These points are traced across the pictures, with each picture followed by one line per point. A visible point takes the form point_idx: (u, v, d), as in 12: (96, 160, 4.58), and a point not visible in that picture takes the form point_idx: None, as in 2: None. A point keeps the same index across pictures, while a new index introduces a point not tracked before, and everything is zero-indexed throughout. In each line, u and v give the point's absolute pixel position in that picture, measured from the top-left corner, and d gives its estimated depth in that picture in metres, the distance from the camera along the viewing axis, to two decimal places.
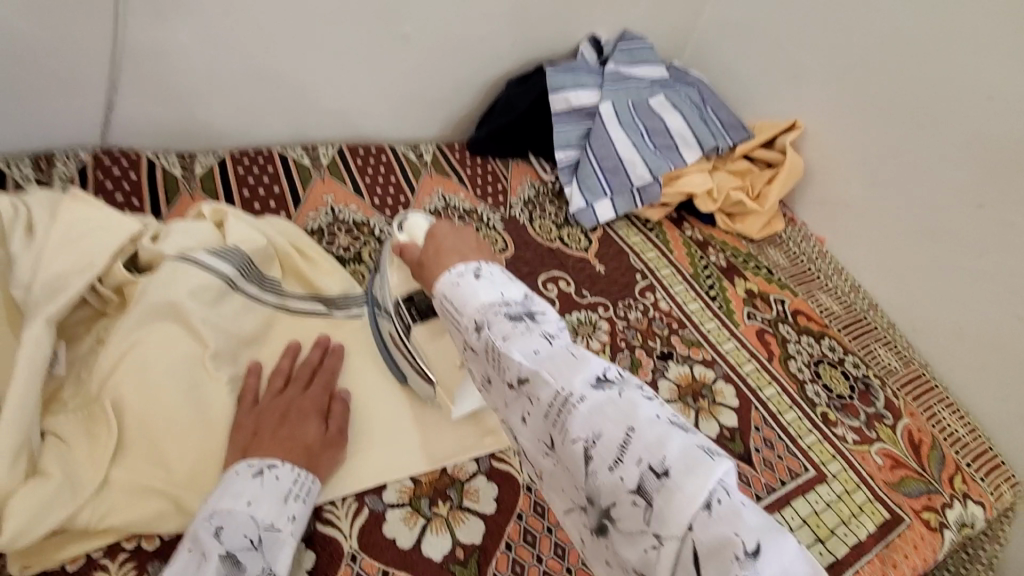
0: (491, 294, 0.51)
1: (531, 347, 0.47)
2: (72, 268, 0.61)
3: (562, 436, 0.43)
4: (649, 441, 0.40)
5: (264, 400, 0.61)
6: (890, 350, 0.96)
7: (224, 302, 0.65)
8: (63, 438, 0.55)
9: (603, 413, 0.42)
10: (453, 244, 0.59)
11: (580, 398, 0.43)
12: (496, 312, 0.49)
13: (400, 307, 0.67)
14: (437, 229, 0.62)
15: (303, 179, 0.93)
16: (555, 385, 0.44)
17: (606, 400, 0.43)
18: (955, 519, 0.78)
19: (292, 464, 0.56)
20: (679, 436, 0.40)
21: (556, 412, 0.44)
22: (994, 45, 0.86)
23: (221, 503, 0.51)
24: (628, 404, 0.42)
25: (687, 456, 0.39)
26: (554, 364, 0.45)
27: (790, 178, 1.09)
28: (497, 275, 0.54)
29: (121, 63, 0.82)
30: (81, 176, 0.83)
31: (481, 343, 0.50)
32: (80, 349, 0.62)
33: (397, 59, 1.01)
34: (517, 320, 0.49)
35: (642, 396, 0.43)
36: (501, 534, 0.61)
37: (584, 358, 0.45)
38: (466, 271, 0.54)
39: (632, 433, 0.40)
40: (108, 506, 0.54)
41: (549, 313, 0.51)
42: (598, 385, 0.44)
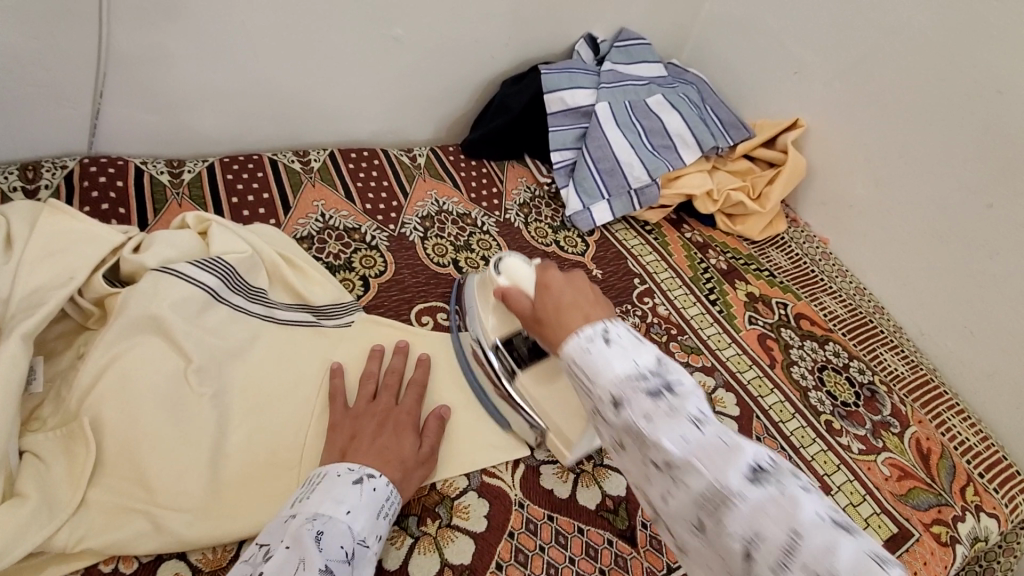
0: (625, 363, 0.45)
1: (680, 433, 0.41)
2: (53, 281, 0.60)
3: (714, 527, 0.39)
4: (819, 549, 0.36)
5: (357, 408, 0.63)
6: (897, 355, 0.93)
7: (208, 314, 0.64)
8: (43, 457, 0.54)
9: (767, 513, 0.38)
10: (571, 297, 0.55)
11: (740, 497, 0.38)
12: (632, 388, 0.44)
13: (498, 349, 0.67)
14: (548, 278, 0.58)
15: (293, 184, 0.92)
16: (709, 478, 0.40)
17: (767, 497, 0.38)
18: (967, 533, 0.75)
19: (388, 478, 0.56)
20: (849, 543, 0.36)
21: (711, 507, 0.39)
22: (1006, 37, 0.83)
23: (324, 506, 0.50)
24: (792, 505, 0.38)
25: (860, 568, 0.35)
26: (707, 453, 0.40)
27: (792, 178, 1.06)
28: (627, 338, 0.47)
29: (107, 71, 0.81)
30: (68, 185, 0.81)
31: (616, 417, 0.44)
32: (60, 364, 0.61)
33: (389, 61, 0.99)
34: (659, 398, 0.43)
35: (801, 488, 0.39)
36: (492, 554, 0.59)
37: (737, 445, 0.40)
38: (592, 333, 0.48)
39: (799, 538, 0.36)
40: (86, 527, 0.52)
41: (685, 380, 0.45)
42: (755, 479, 0.39)
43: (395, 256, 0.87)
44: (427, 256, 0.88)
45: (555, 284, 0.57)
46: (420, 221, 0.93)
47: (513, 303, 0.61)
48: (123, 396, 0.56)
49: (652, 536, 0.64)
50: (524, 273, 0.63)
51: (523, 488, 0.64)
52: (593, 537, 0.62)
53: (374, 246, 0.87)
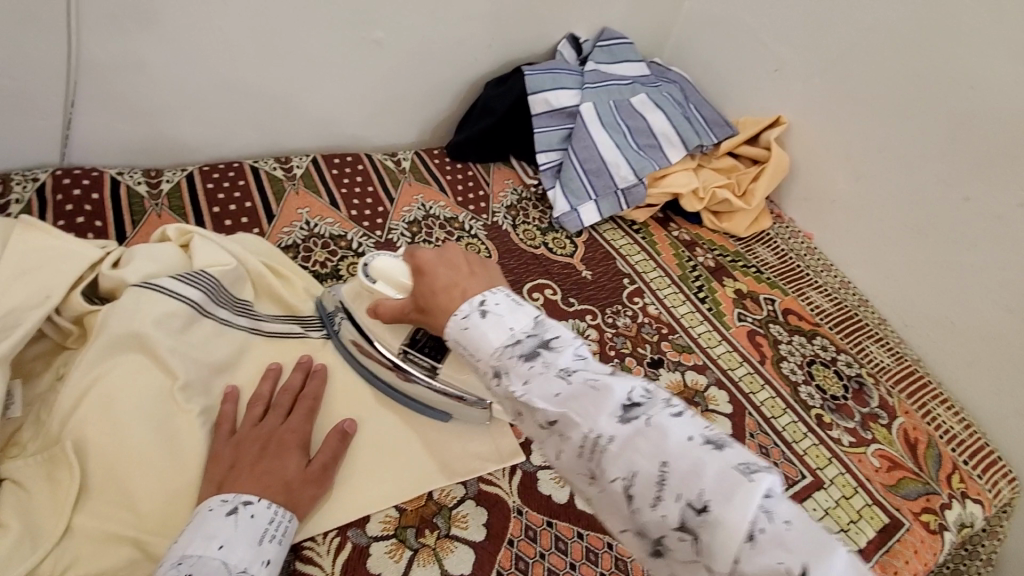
0: (501, 333, 0.50)
1: (552, 389, 0.46)
2: (27, 301, 0.57)
3: (599, 472, 0.43)
4: (684, 473, 0.39)
5: (242, 429, 0.58)
6: (882, 347, 0.94)
7: (194, 329, 0.62)
8: (24, 483, 0.52)
9: (637, 447, 0.41)
10: (445, 278, 0.58)
11: (610, 438, 0.42)
12: (510, 357, 0.49)
13: (407, 353, 0.65)
14: (421, 262, 0.61)
15: (277, 192, 0.90)
16: (583, 427, 0.44)
17: (634, 432, 0.42)
18: (955, 519, 0.76)
19: (269, 500, 0.52)
20: (712, 458, 0.39)
21: (588, 451, 0.44)
22: (982, 34, 0.84)
23: (192, 547, 0.47)
24: (657, 433, 0.41)
25: (724, 481, 0.38)
26: (578, 402, 0.45)
27: (776, 174, 1.07)
28: (503, 308, 0.52)
29: (79, 80, 0.78)
30: (40, 200, 0.78)
31: (503, 388, 0.49)
32: (39, 386, 0.59)
33: (370, 65, 0.97)
34: (533, 358, 0.48)
35: (670, 414, 0.43)
36: (492, 562, 0.58)
37: (606, 387, 0.44)
38: (469, 309, 0.53)
39: (666, 467, 0.40)
40: (73, 555, 0.50)
41: (564, 336, 0.50)
42: (624, 419, 0.43)
43: None
44: None
45: (429, 269, 0.59)
46: (407, 227, 0.92)
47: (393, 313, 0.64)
48: (106, 417, 0.55)
49: None
50: (397, 272, 0.64)
51: (521, 495, 0.64)
52: (592, 542, 0.62)
53: (362, 253, 0.86)
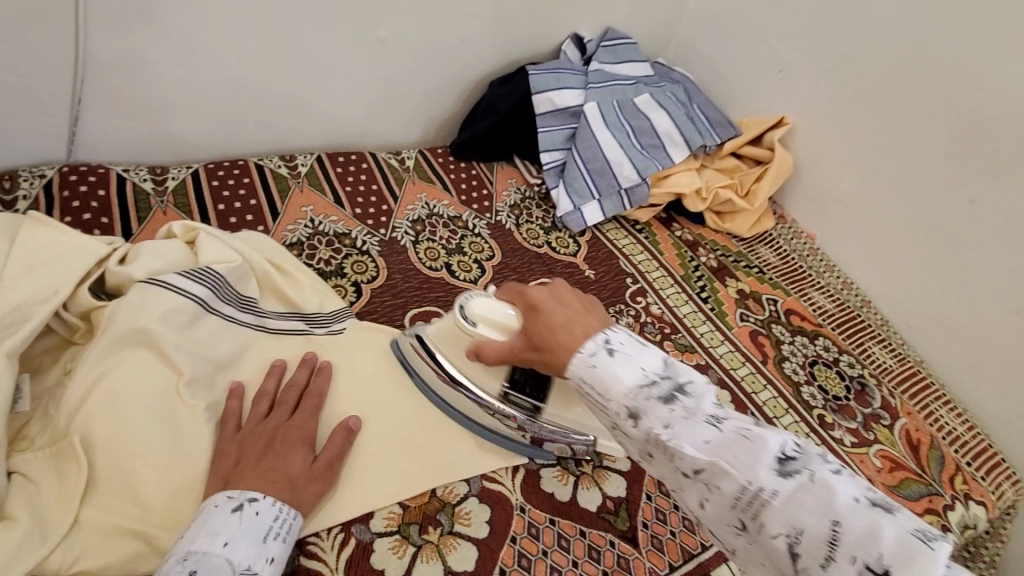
0: (633, 373, 0.48)
1: (700, 436, 0.44)
2: (35, 296, 0.57)
3: (755, 525, 0.41)
4: (860, 536, 0.37)
5: (247, 426, 0.59)
6: (884, 348, 0.94)
7: (199, 325, 0.62)
8: (32, 477, 0.52)
9: (802, 503, 0.39)
10: (561, 314, 0.55)
11: (773, 492, 0.40)
12: (646, 398, 0.46)
13: (508, 394, 0.67)
14: (533, 300, 0.58)
15: (281, 190, 0.90)
16: (738, 478, 0.42)
17: (797, 487, 0.40)
18: (957, 521, 0.76)
19: (274, 498, 0.53)
20: (890, 521, 0.37)
21: (744, 505, 0.41)
22: (988, 36, 0.85)
23: (197, 543, 0.47)
24: (825, 489, 0.39)
25: (903, 547, 0.36)
26: (728, 451, 0.43)
27: (779, 174, 1.07)
28: (628, 346, 0.50)
29: (86, 77, 0.79)
30: (47, 196, 0.79)
31: (637, 431, 0.47)
32: (46, 380, 0.59)
33: (375, 63, 0.98)
34: (672, 402, 0.46)
35: (831, 471, 0.41)
36: (495, 559, 0.59)
37: (759, 436, 0.43)
38: (594, 347, 0.50)
39: (839, 527, 0.38)
40: (80, 549, 0.50)
41: (697, 381, 0.48)
42: (784, 471, 0.41)
43: (387, 261, 0.86)
44: (419, 260, 0.88)
45: (544, 306, 0.56)
46: (411, 225, 0.92)
47: (496, 354, 0.62)
48: (113, 412, 0.55)
49: (654, 536, 0.64)
50: (499, 312, 0.62)
51: (524, 492, 0.64)
52: (595, 540, 0.62)
53: (366, 251, 0.86)
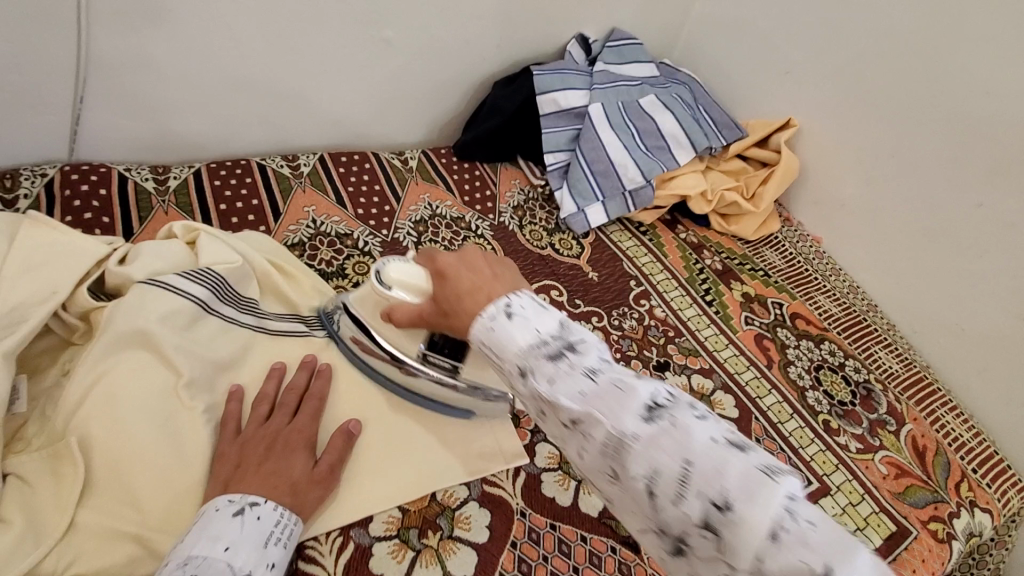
0: (527, 335, 0.43)
1: (577, 387, 0.40)
2: (33, 296, 0.57)
3: (623, 472, 0.39)
4: (710, 473, 0.36)
5: (248, 429, 0.58)
6: (891, 353, 0.93)
7: (199, 326, 0.62)
8: (29, 479, 0.52)
9: (661, 446, 0.37)
10: (468, 280, 0.50)
11: (634, 438, 0.38)
12: (534, 356, 0.42)
13: (426, 356, 0.62)
14: (441, 266, 0.52)
15: (283, 191, 0.90)
16: (605, 425, 0.39)
17: (659, 432, 0.38)
18: (963, 529, 0.75)
19: (275, 502, 0.52)
20: (741, 460, 0.36)
21: (613, 453, 0.39)
22: (996, 39, 0.83)
23: (198, 547, 0.46)
24: (683, 433, 0.37)
25: (748, 482, 0.35)
26: (601, 400, 0.40)
27: (785, 177, 1.06)
28: (529, 309, 0.45)
29: (88, 77, 0.78)
30: (49, 195, 0.78)
31: (525, 387, 0.43)
32: (45, 381, 0.58)
33: (378, 64, 0.97)
34: (558, 359, 0.42)
35: (695, 416, 0.38)
36: (495, 564, 0.58)
37: (632, 387, 0.40)
38: (496, 312, 0.45)
39: (690, 467, 0.36)
40: (76, 552, 0.50)
41: (589, 338, 0.44)
42: (649, 418, 0.38)
43: None
44: None
45: (450, 272, 0.51)
46: (413, 226, 0.92)
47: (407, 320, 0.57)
48: (112, 414, 0.55)
49: None
50: (412, 276, 0.57)
51: (525, 497, 0.64)
52: (596, 546, 0.62)
53: (367, 252, 0.86)
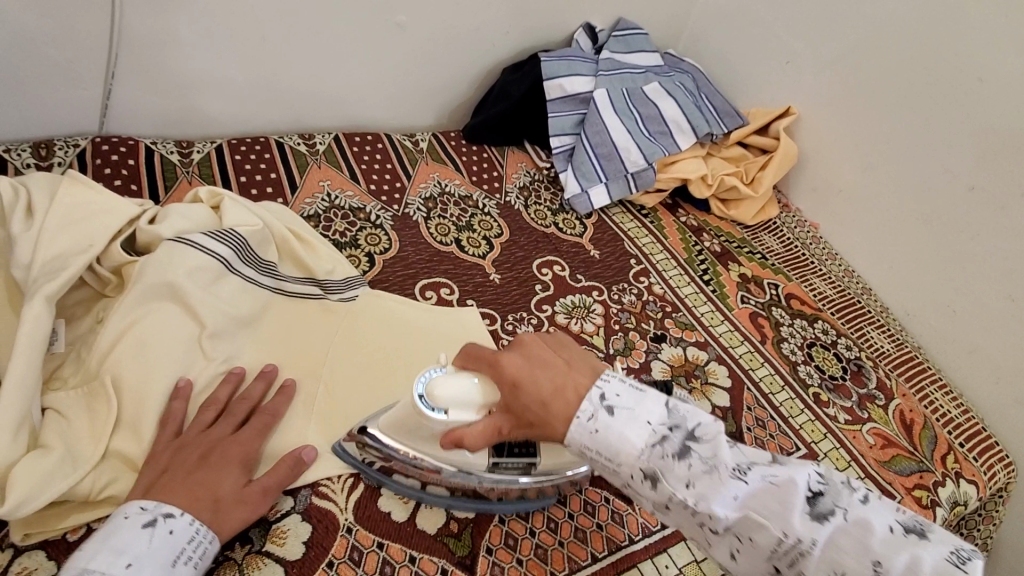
0: (641, 431, 0.46)
1: (728, 492, 0.44)
2: (71, 248, 0.62)
3: (796, 573, 0.42)
4: (902, 572, 0.39)
5: (188, 432, 0.56)
6: (882, 333, 0.96)
7: (222, 283, 0.66)
8: (65, 413, 0.56)
9: (840, 546, 0.41)
10: (548, 382, 0.49)
11: (812, 542, 0.41)
12: (663, 458, 0.45)
13: (498, 464, 0.57)
14: (510, 373, 0.51)
15: (300, 166, 0.94)
16: (773, 529, 0.42)
17: (832, 529, 0.41)
18: (947, 497, 0.78)
19: (193, 516, 0.50)
20: (928, 550, 0.40)
21: (783, 557, 0.42)
22: (989, 28, 0.86)
23: (97, 561, 0.45)
24: (861, 529, 0.41)
25: (942, 572, 0.39)
26: (758, 502, 0.43)
27: (784, 163, 1.09)
28: (627, 398, 0.48)
29: (119, 53, 0.83)
30: (80, 162, 0.83)
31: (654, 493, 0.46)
32: (80, 328, 0.63)
33: (392, 48, 1.01)
34: (688, 458, 0.45)
35: (859, 501, 0.43)
36: (495, 509, 0.62)
37: (786, 482, 0.43)
38: (592, 407, 0.47)
39: (880, 567, 0.39)
40: (109, 477, 0.55)
41: (706, 422, 0.47)
42: (815, 516, 0.42)
43: (399, 234, 0.90)
44: (429, 235, 0.91)
45: (525, 378, 0.50)
46: (423, 202, 0.96)
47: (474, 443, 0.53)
48: (140, 357, 0.59)
49: None
50: (468, 391, 0.53)
51: None
52: (590, 495, 0.65)
53: (379, 225, 0.90)
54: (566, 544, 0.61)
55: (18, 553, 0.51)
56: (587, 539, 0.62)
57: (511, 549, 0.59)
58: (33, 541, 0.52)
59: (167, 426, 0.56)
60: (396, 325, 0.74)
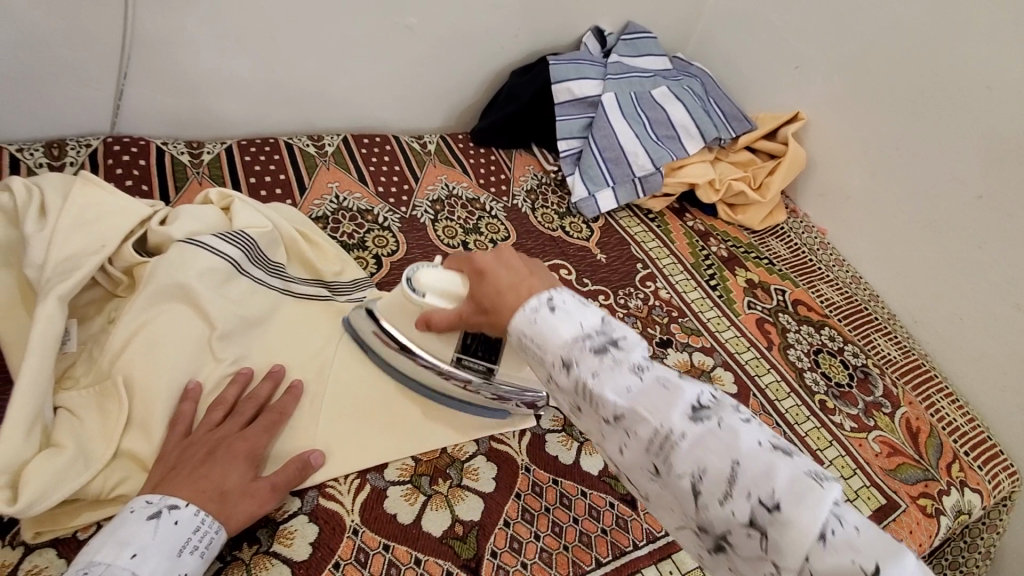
0: (571, 327, 0.46)
1: (623, 383, 0.43)
2: (84, 249, 0.62)
3: (666, 468, 0.40)
4: (756, 475, 0.38)
5: (197, 431, 0.57)
6: (889, 340, 0.96)
7: (232, 285, 0.67)
8: (77, 412, 0.56)
9: (707, 447, 0.39)
10: (508, 276, 0.51)
11: (682, 436, 0.40)
12: (579, 348, 0.45)
13: (461, 360, 0.62)
14: (479, 264, 0.53)
15: (309, 168, 0.95)
16: (653, 423, 0.41)
17: (705, 432, 0.40)
18: (952, 506, 0.78)
19: (198, 507, 0.50)
20: (788, 464, 0.38)
21: (657, 449, 0.41)
22: (999, 35, 0.86)
23: (103, 552, 0.46)
24: (730, 437, 0.39)
25: (794, 486, 0.37)
26: (647, 399, 0.42)
27: (792, 169, 1.09)
28: (570, 302, 0.48)
29: (130, 54, 0.83)
30: (92, 162, 0.84)
31: (568, 381, 0.45)
32: (92, 328, 0.64)
33: (401, 50, 1.02)
34: (603, 353, 0.44)
35: (740, 419, 0.41)
36: (500, 512, 0.62)
37: (677, 387, 0.42)
38: (538, 304, 0.47)
39: (738, 466, 0.38)
40: (120, 477, 0.55)
41: (630, 336, 0.46)
42: (694, 418, 0.41)
43: (406, 236, 0.90)
44: (437, 237, 0.91)
45: (490, 269, 0.52)
46: (430, 205, 0.96)
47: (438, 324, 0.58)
48: (151, 357, 0.59)
49: None
50: (446, 279, 0.58)
51: (529, 454, 0.67)
52: (595, 500, 0.65)
53: (387, 227, 0.90)
54: (571, 549, 0.61)
55: (29, 551, 0.52)
56: (591, 544, 0.62)
57: (516, 552, 0.59)
58: (44, 539, 0.52)
59: (177, 425, 0.57)
60: None
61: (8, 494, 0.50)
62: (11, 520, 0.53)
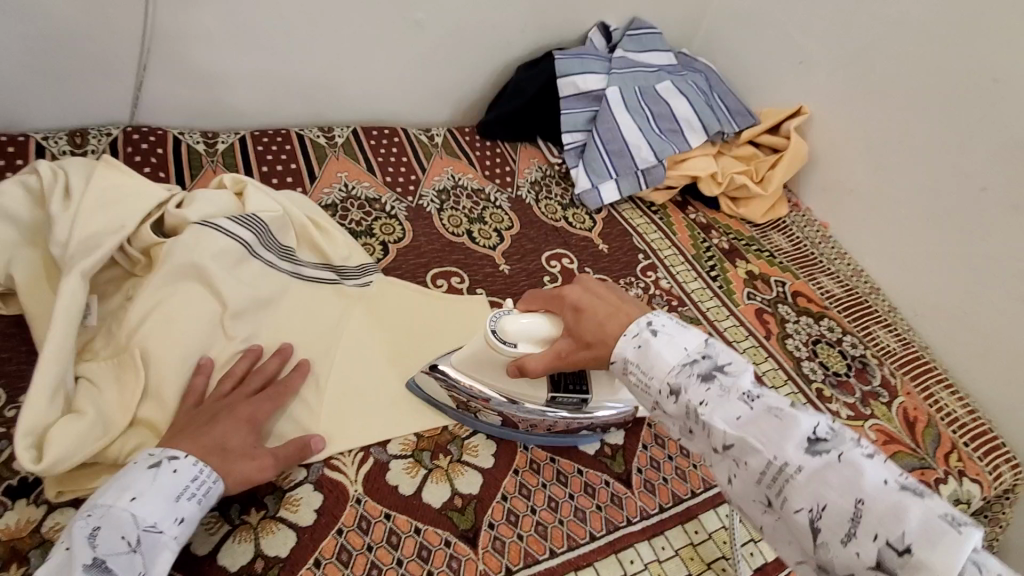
0: (676, 353, 0.52)
1: (732, 412, 0.47)
2: (106, 229, 0.65)
3: (782, 502, 0.44)
4: (883, 515, 0.39)
5: (208, 401, 0.59)
6: (890, 332, 0.97)
7: (244, 266, 0.69)
8: (97, 381, 0.60)
9: (828, 481, 0.42)
10: (603, 307, 0.59)
11: (798, 469, 0.43)
12: (687, 375, 0.50)
13: (554, 397, 0.65)
14: (573, 302, 0.62)
15: (319, 157, 0.98)
16: (766, 453, 0.45)
17: (825, 465, 0.43)
18: (949, 494, 0.79)
19: (196, 458, 0.52)
20: (917, 503, 0.39)
21: (770, 479, 0.44)
22: (1003, 28, 0.87)
23: (105, 496, 0.48)
24: (852, 471, 0.42)
25: (928, 527, 0.38)
26: (758, 427, 0.46)
27: (794, 162, 1.10)
28: (670, 327, 0.54)
29: (150, 47, 0.87)
30: (113, 150, 0.88)
31: (677, 405, 0.50)
32: (111, 305, 0.67)
33: (411, 44, 1.04)
34: (710, 380, 0.49)
35: (864, 454, 0.43)
36: (497, 487, 0.64)
37: (791, 418, 0.45)
38: (639, 328, 0.55)
39: (862, 506, 0.40)
40: (136, 443, 0.58)
41: (736, 361, 0.51)
42: (813, 451, 0.43)
43: (412, 225, 0.93)
44: (442, 226, 0.94)
45: (586, 305, 0.60)
46: (437, 194, 0.98)
47: (531, 367, 0.62)
48: (167, 331, 0.62)
49: (647, 480, 0.68)
50: (528, 324, 0.63)
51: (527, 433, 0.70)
52: (591, 478, 0.67)
53: (393, 215, 0.93)
54: (566, 523, 0.63)
55: (51, 509, 0.55)
56: (586, 518, 0.64)
57: (512, 525, 0.61)
58: (65, 499, 0.55)
59: (190, 395, 0.60)
60: (407, 310, 0.78)
61: (33, 454, 0.53)
62: (34, 481, 0.56)
